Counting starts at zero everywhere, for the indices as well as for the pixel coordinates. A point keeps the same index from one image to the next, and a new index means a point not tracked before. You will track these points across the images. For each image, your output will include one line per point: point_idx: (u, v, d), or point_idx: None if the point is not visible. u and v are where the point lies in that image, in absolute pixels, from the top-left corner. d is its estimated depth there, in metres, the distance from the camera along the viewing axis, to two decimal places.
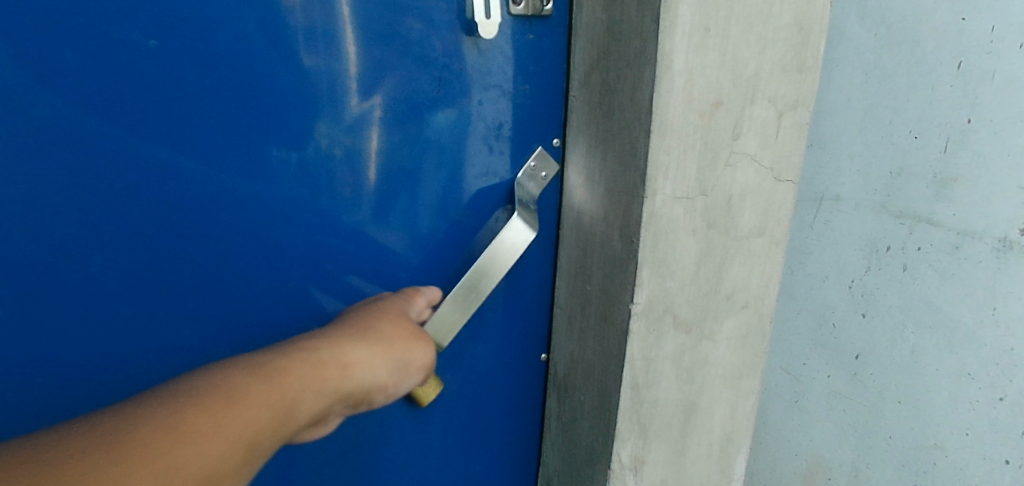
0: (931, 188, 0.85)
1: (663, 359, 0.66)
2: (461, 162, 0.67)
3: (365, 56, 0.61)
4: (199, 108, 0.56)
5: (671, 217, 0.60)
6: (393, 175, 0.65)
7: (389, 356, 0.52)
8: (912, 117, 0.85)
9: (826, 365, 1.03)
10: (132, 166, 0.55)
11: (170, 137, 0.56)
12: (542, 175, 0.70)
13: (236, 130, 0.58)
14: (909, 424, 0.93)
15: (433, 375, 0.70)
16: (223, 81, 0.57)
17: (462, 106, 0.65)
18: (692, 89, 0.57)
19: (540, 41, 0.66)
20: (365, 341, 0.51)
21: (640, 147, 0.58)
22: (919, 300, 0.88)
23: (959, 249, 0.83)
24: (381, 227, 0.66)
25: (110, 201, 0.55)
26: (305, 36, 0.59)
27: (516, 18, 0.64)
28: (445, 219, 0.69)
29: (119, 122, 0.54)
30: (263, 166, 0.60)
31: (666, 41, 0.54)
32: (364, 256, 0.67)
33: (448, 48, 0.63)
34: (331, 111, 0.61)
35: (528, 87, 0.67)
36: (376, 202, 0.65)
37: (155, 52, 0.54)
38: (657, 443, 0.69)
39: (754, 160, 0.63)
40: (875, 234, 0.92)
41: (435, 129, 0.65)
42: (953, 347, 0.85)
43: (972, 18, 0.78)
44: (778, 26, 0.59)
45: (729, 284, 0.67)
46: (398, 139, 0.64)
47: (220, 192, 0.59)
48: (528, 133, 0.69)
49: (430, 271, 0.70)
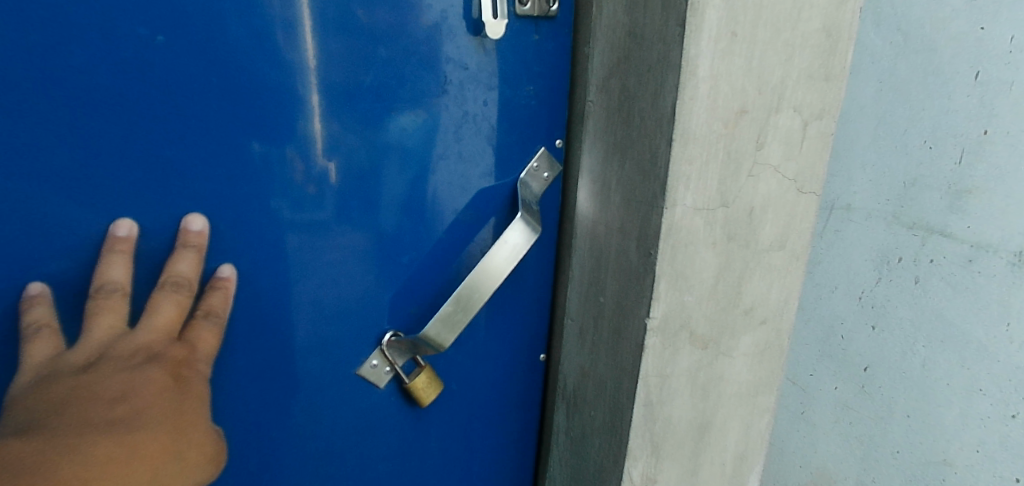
0: (945, 199, 0.82)
1: (678, 376, 0.63)
2: (439, 166, 0.63)
3: (329, 51, 0.56)
4: (186, 111, 0.53)
5: (691, 229, 0.58)
6: (354, 177, 0.60)
7: (184, 471, 0.51)
8: (927, 127, 0.82)
9: (833, 377, 1.01)
10: (123, 165, 0.53)
11: (158, 137, 0.53)
12: (544, 175, 0.67)
13: (219, 131, 0.55)
14: (916, 439, 0.91)
15: (434, 376, 0.67)
16: (212, 79, 0.53)
17: (442, 106, 0.61)
18: (716, 96, 0.54)
19: (545, 43, 0.63)
20: (170, 456, 0.50)
21: (660, 155, 0.55)
22: (930, 314, 0.86)
23: (972, 263, 0.80)
24: (345, 229, 0.62)
25: (99, 201, 0.53)
26: (291, 31, 0.54)
27: (522, 18, 0.61)
28: (446, 220, 0.65)
29: (106, 119, 0.51)
30: (244, 168, 0.56)
31: (692, 46, 0.51)
32: (339, 260, 0.63)
33: (434, 44, 0.59)
34: (299, 110, 0.57)
35: (533, 88, 0.64)
36: (339, 203, 0.60)
37: (149, 51, 0.51)
38: (669, 462, 0.67)
39: (777, 172, 0.61)
40: (887, 245, 0.89)
41: (405, 130, 0.61)
42: (965, 362, 0.83)
43: (991, 27, 0.75)
44: (807, 32, 0.57)
45: (748, 298, 0.65)
46: (358, 137, 0.59)
47: (206, 194, 0.56)
48: (533, 134, 0.66)
49: (431, 273, 0.66)
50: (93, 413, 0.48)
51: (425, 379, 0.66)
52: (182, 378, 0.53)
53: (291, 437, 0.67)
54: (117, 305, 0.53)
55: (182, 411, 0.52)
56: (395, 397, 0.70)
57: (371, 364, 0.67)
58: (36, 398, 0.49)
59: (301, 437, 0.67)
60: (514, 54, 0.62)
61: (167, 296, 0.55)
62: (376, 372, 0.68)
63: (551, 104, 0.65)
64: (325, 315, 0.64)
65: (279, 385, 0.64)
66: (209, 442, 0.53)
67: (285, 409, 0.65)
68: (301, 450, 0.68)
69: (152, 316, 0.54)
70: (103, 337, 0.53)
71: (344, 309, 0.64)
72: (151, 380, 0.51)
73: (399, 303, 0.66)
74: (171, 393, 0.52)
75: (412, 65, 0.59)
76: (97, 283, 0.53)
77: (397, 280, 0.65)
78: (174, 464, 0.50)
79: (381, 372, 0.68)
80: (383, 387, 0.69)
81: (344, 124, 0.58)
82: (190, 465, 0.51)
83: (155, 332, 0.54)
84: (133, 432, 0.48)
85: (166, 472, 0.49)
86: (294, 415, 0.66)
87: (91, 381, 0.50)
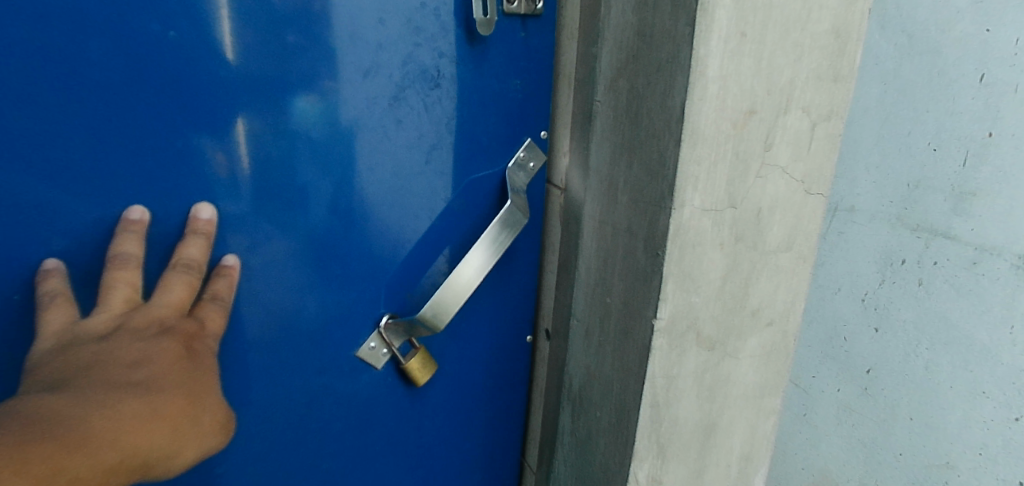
0: (949, 201, 0.81)
1: (684, 377, 0.63)
2: (417, 163, 0.63)
3: (291, 50, 0.55)
4: (153, 103, 0.52)
5: (699, 229, 0.58)
6: (270, 174, 0.57)
7: (200, 436, 0.51)
8: (931, 129, 0.82)
9: (836, 378, 1.00)
10: (95, 156, 0.51)
11: (123, 129, 0.52)
12: (530, 165, 0.68)
13: (161, 122, 0.53)
14: (919, 441, 0.90)
15: (428, 359, 0.69)
16: (182, 72, 0.52)
17: (348, 95, 0.58)
18: (725, 96, 0.54)
19: (532, 40, 0.64)
20: (189, 419, 0.50)
21: (669, 156, 0.55)
22: (934, 316, 0.85)
23: (977, 265, 0.80)
24: (268, 233, 0.59)
25: (73, 190, 0.52)
26: (261, 28, 0.53)
27: (510, 16, 0.62)
28: (435, 213, 0.66)
29: (67, 109, 0.50)
30: (190, 164, 0.55)
31: (701, 46, 0.51)
32: (264, 265, 0.60)
33: (408, 40, 0.59)
34: (236, 105, 0.54)
35: (520, 82, 0.65)
36: (258, 206, 0.58)
37: (126, 42, 0.50)
38: (675, 464, 0.67)
39: (785, 173, 0.61)
40: (891, 247, 0.89)
41: (324, 124, 0.58)
42: (969, 365, 0.83)
43: (996, 29, 0.74)
44: (816, 33, 0.57)
45: (755, 299, 0.65)
46: (287, 138, 0.57)
47: (172, 187, 0.55)
48: (518, 126, 0.67)
49: (427, 260, 0.67)
50: (115, 375, 0.48)
51: (420, 360, 0.68)
52: (194, 352, 0.53)
53: (293, 430, 0.67)
54: (132, 277, 0.54)
55: (197, 380, 0.52)
56: (391, 377, 0.70)
57: (370, 345, 0.67)
58: (54, 364, 0.49)
59: (304, 430, 0.68)
60: (503, 52, 0.63)
61: (178, 275, 0.55)
62: (374, 354, 0.68)
63: (537, 98, 0.67)
64: (320, 310, 0.64)
65: (282, 379, 0.65)
66: (221, 412, 0.53)
67: (288, 403, 0.66)
68: (304, 443, 0.68)
69: (163, 293, 0.54)
70: (119, 311, 0.53)
71: (342, 302, 0.64)
72: (167, 350, 0.51)
73: (395, 295, 0.67)
74: (186, 363, 0.52)
75: (344, 56, 0.57)
76: (113, 256, 0.53)
77: (385, 274, 0.65)
78: (194, 427, 0.50)
79: (379, 354, 0.68)
80: (380, 368, 0.69)
81: (263, 120, 0.56)
82: (207, 430, 0.51)
83: (167, 306, 0.54)
84: (157, 394, 0.48)
85: (186, 436, 0.49)
86: (297, 406, 0.66)
87: (109, 348, 0.50)
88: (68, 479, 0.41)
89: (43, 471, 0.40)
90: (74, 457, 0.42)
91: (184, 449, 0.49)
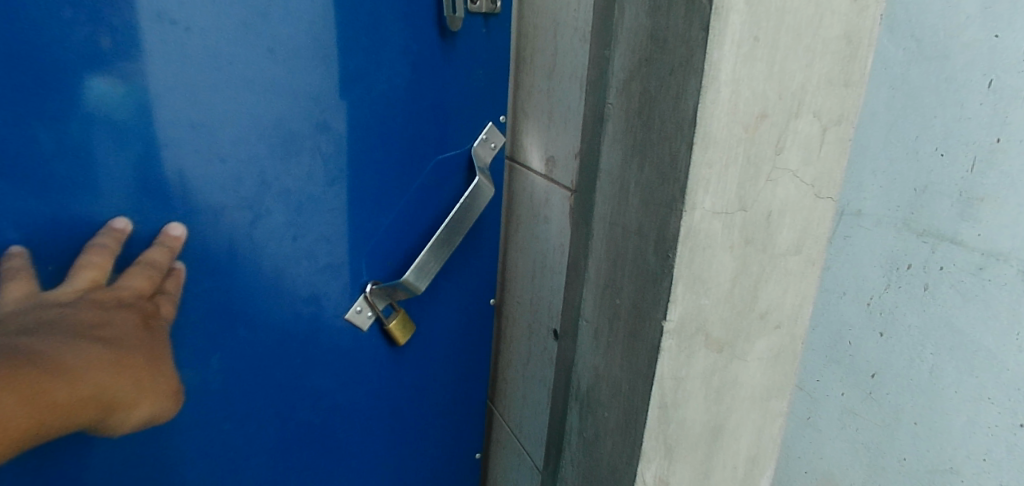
0: (955, 207, 0.81)
1: (693, 379, 0.64)
2: (386, 147, 0.76)
3: (283, 50, 0.67)
4: (146, 97, 0.62)
5: (709, 232, 0.58)
6: (244, 156, 0.68)
7: (154, 395, 0.59)
8: (939, 134, 0.81)
9: (840, 383, 0.99)
10: (88, 141, 0.61)
11: (119, 118, 0.61)
12: (491, 145, 0.84)
13: (125, 107, 0.61)
14: (923, 447, 0.90)
15: (407, 321, 0.84)
16: (177, 71, 0.62)
17: (328, 89, 0.70)
18: (737, 100, 0.54)
19: (494, 34, 0.79)
20: (146, 375, 0.58)
21: (681, 159, 0.55)
22: (940, 321, 0.85)
23: (983, 270, 0.79)
24: (254, 205, 0.70)
25: (67, 171, 0.61)
26: (255, 32, 0.65)
27: (472, 15, 0.76)
28: (410, 187, 0.79)
29: (72, 98, 0.59)
30: (176, 152, 0.64)
31: (714, 50, 0.51)
32: (256, 230, 0.71)
33: (393, 37, 0.72)
34: (223, 99, 0.65)
35: (482, 71, 0.80)
36: (241, 183, 0.69)
37: (135, 43, 0.60)
38: (682, 465, 0.67)
39: (795, 176, 0.61)
40: (897, 252, 0.88)
41: (269, 108, 0.68)
42: (974, 370, 0.82)
43: (1004, 35, 0.73)
44: (827, 38, 0.57)
45: (764, 302, 0.65)
46: (275, 123, 0.68)
47: (154, 172, 0.64)
48: (482, 109, 0.82)
49: (413, 226, 0.81)
50: (85, 329, 0.56)
51: (401, 321, 0.83)
52: (149, 325, 0.61)
53: (293, 389, 0.81)
54: (102, 263, 0.61)
55: (153, 346, 0.60)
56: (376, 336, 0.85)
57: (356, 309, 0.81)
58: (26, 315, 0.56)
59: (305, 389, 0.82)
60: (473, 46, 0.78)
61: (141, 269, 0.63)
62: (360, 316, 0.82)
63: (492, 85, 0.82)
64: (318, 268, 0.77)
65: (286, 340, 0.78)
66: (172, 380, 0.61)
67: (290, 363, 0.80)
68: (306, 402, 0.83)
69: (127, 280, 0.63)
70: (83, 288, 0.60)
71: (332, 264, 0.78)
72: (129, 316, 0.60)
73: (376, 259, 0.80)
74: (142, 331, 0.60)
75: (329, 54, 0.69)
76: (92, 243, 0.62)
77: (373, 238, 0.79)
78: (149, 383, 0.58)
79: (364, 316, 0.82)
80: (367, 329, 0.83)
81: (243, 113, 0.66)
82: (163, 389, 0.60)
83: (129, 288, 0.62)
84: (122, 349, 0.57)
85: (142, 390, 0.58)
86: (294, 365, 0.80)
87: (76, 309, 0.57)
88: (48, 401, 0.50)
89: (29, 391, 0.49)
90: (54, 383, 0.51)
91: (139, 402, 0.57)
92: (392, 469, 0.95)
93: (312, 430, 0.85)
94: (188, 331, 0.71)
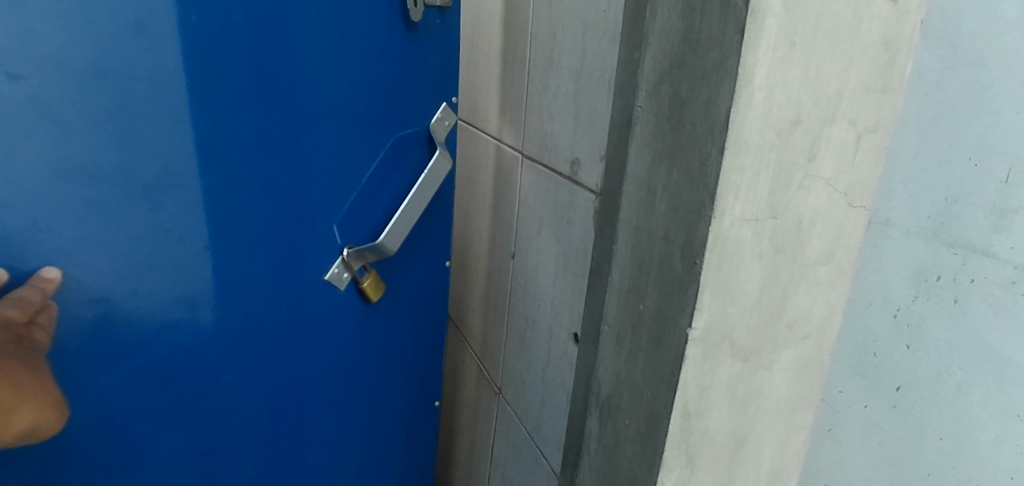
0: (987, 218, 0.63)
1: (717, 388, 0.62)
2: (355, 126, 0.91)
3: (267, 46, 0.81)
4: (138, 87, 0.75)
5: (738, 239, 0.57)
6: (236, 136, 0.82)
7: (36, 406, 0.73)
8: (971, 141, 0.64)
9: (864, 394, 0.76)
10: (72, 120, 0.73)
11: (109, 103, 0.74)
12: (445, 122, 0.99)
13: (121, 96, 0.75)
14: (947, 468, 0.69)
15: (377, 281, 1.02)
16: (165, 65, 0.75)
17: (302, 79, 0.85)
18: (772, 105, 0.53)
19: (448, 22, 0.95)
20: (25, 388, 0.72)
21: (711, 163, 0.54)
22: (971, 336, 0.65)
23: (1016, 285, 0.61)
24: (248, 176, 0.85)
25: (46, 140, 0.72)
26: (239, 32, 0.78)
27: (430, 7, 0.92)
28: (376, 159, 0.94)
29: (66, 85, 0.71)
30: (167, 134, 0.78)
31: (750, 54, 0.50)
32: (252, 197, 0.86)
33: (363, 31, 0.87)
34: (209, 91, 0.79)
35: (438, 59, 0.96)
36: (232, 158, 0.83)
37: (130, 41, 0.73)
38: (703, 474, 0.66)
39: (828, 184, 0.60)
40: (926, 262, 0.68)
41: (255, 92, 0.82)
42: (1005, 387, 0.63)
43: None
44: (865, 43, 0.56)
45: (792, 311, 0.64)
46: (263, 107, 0.83)
47: (139, 150, 0.77)
48: (440, 92, 0.98)
49: (383, 195, 0.97)
50: None
51: (372, 280, 1.01)
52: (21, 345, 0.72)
53: (283, 335, 0.97)
54: None
55: (25, 361, 0.72)
56: (351, 296, 1.01)
57: (334, 270, 0.96)
58: None
59: (297, 334, 0.98)
60: (435, 35, 0.95)
61: (13, 302, 0.71)
62: (338, 278, 0.97)
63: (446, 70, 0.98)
64: (305, 227, 0.92)
65: (280, 288, 0.93)
66: (49, 393, 0.75)
67: (281, 317, 0.95)
68: (299, 354, 0.99)
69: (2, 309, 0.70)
70: None
71: (322, 222, 0.93)
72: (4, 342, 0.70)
73: (354, 225, 0.96)
74: (15, 349, 0.71)
75: (303, 49, 0.83)
76: None
77: (346, 201, 0.93)
78: (29, 392, 0.72)
79: (341, 278, 0.97)
80: (343, 289, 0.99)
81: (226, 101, 0.80)
82: (41, 403, 0.74)
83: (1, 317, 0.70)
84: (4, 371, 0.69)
85: (23, 400, 0.72)
86: (284, 322, 0.96)
87: None
88: None
89: None
90: None
91: (23, 411, 0.72)
92: (372, 402, 1.12)
93: (302, 370, 1.01)
94: (195, 281, 0.86)
